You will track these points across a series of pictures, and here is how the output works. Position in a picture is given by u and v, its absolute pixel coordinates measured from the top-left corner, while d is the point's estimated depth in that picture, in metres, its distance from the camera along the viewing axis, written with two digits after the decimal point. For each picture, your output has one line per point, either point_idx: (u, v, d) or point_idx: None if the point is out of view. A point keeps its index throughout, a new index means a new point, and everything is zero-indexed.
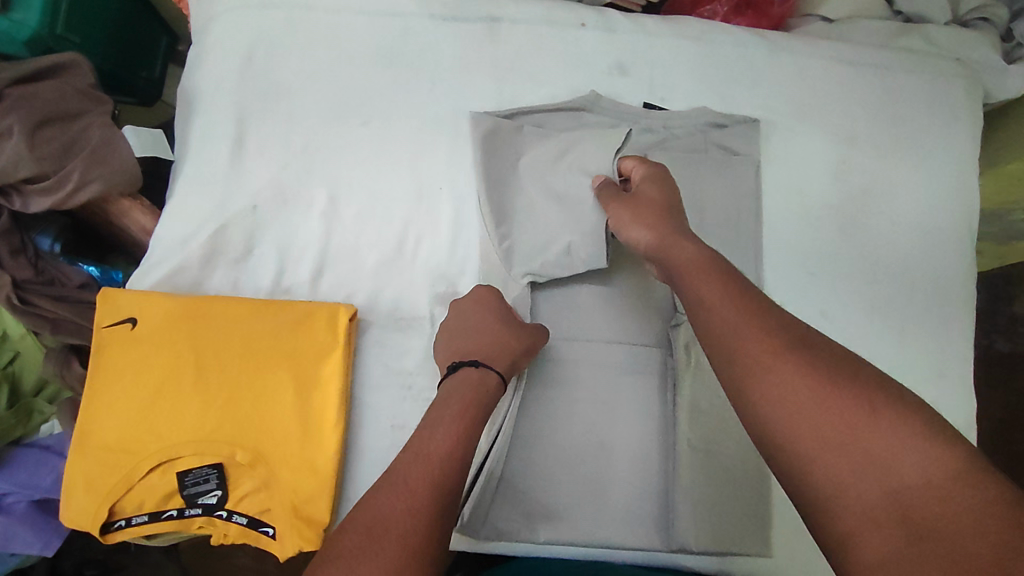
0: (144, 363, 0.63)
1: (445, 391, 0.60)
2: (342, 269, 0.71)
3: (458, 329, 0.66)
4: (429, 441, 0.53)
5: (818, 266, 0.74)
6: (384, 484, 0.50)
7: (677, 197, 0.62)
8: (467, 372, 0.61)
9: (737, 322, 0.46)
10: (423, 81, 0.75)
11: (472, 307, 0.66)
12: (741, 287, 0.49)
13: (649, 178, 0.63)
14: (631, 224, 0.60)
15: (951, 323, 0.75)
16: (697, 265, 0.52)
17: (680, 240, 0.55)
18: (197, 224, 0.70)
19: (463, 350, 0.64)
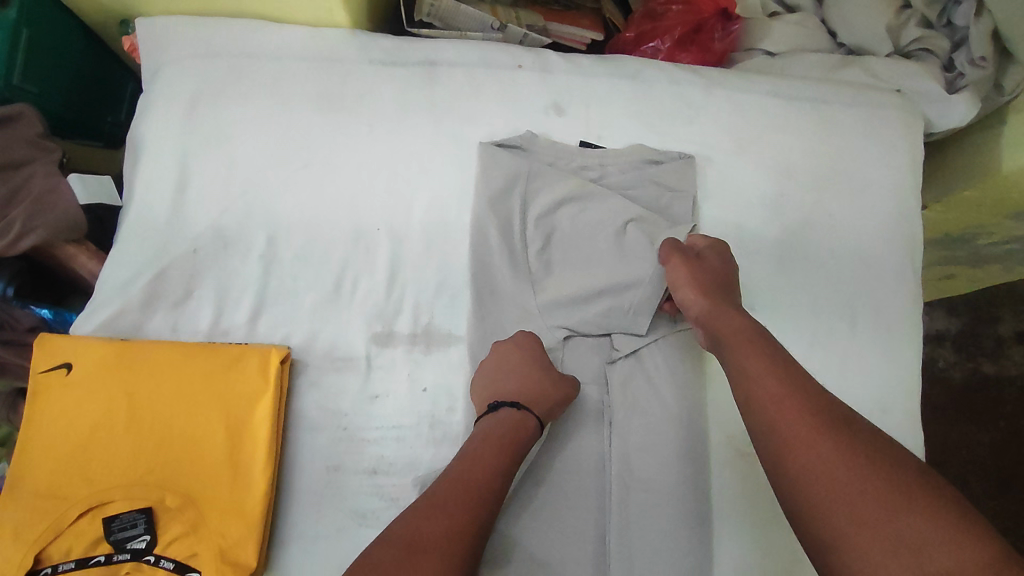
0: (77, 408, 0.64)
1: (488, 430, 0.62)
2: (281, 310, 0.72)
3: (501, 370, 0.66)
4: (469, 471, 0.57)
5: (757, 299, 0.74)
6: (427, 509, 0.53)
7: (733, 276, 0.68)
8: (509, 414, 0.63)
9: (780, 399, 0.51)
10: (363, 124, 0.77)
11: (518, 352, 0.67)
12: (791, 369, 0.54)
13: (713, 251, 0.70)
14: (688, 283, 0.65)
15: (895, 355, 0.74)
16: (745, 339, 0.58)
17: (737, 312, 0.62)
18: (138, 269, 0.71)
19: (504, 391, 0.65)
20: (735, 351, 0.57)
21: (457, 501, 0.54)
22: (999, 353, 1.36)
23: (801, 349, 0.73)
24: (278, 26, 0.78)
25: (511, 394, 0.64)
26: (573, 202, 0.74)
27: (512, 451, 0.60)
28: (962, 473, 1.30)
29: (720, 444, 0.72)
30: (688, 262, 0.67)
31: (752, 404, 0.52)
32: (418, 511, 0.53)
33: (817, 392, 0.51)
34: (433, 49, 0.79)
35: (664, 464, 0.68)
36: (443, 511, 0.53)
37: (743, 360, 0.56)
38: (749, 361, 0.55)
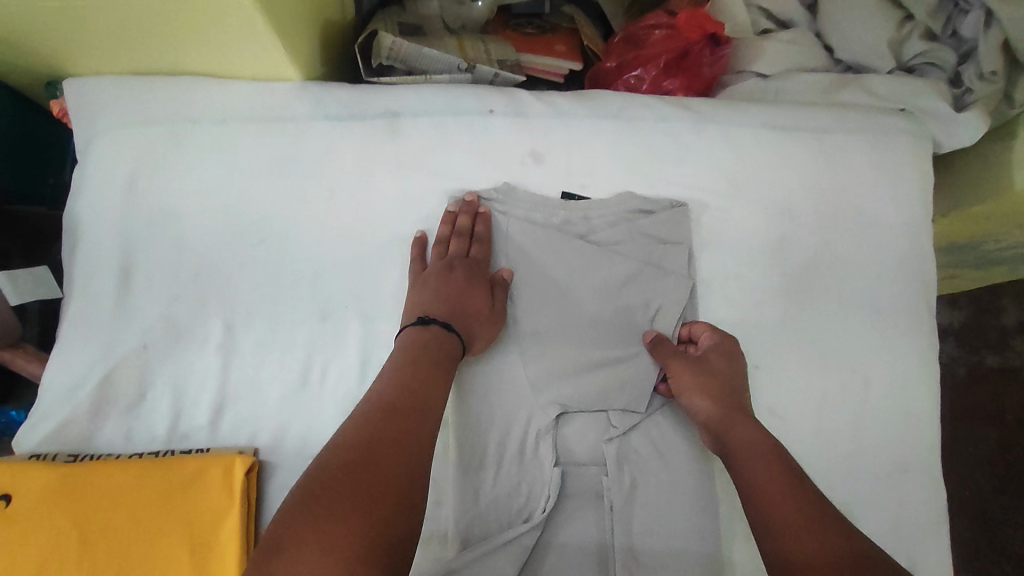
0: (16, 548, 0.56)
1: (414, 341, 0.58)
2: (244, 405, 0.65)
3: (439, 281, 0.64)
4: (410, 378, 0.54)
5: (764, 356, 0.68)
6: (370, 417, 0.50)
7: (739, 375, 0.64)
8: (436, 330, 0.59)
9: (794, 524, 0.49)
10: (322, 189, 0.70)
11: (459, 262, 0.66)
12: (805, 489, 0.52)
13: (716, 339, 0.65)
14: (693, 390, 0.62)
15: (915, 407, 0.68)
16: (753, 453, 0.56)
17: (743, 420, 0.59)
18: (83, 372, 0.65)
19: (439, 304, 0.62)
20: (746, 467, 0.55)
21: (397, 408, 0.51)
22: (1004, 345, 1.30)
23: (815, 410, 0.67)
24: (221, 83, 0.71)
25: (446, 308, 0.62)
26: (559, 261, 0.68)
27: (440, 363, 0.57)
28: (972, 471, 1.26)
29: (738, 519, 0.66)
30: (690, 365, 0.63)
31: (763, 529, 0.51)
32: (367, 422, 0.49)
33: (829, 516, 0.49)
34: (395, 97, 0.72)
35: (674, 550, 0.63)
36: (388, 421, 0.50)
37: (749, 479, 0.54)
38: (761, 480, 0.53)
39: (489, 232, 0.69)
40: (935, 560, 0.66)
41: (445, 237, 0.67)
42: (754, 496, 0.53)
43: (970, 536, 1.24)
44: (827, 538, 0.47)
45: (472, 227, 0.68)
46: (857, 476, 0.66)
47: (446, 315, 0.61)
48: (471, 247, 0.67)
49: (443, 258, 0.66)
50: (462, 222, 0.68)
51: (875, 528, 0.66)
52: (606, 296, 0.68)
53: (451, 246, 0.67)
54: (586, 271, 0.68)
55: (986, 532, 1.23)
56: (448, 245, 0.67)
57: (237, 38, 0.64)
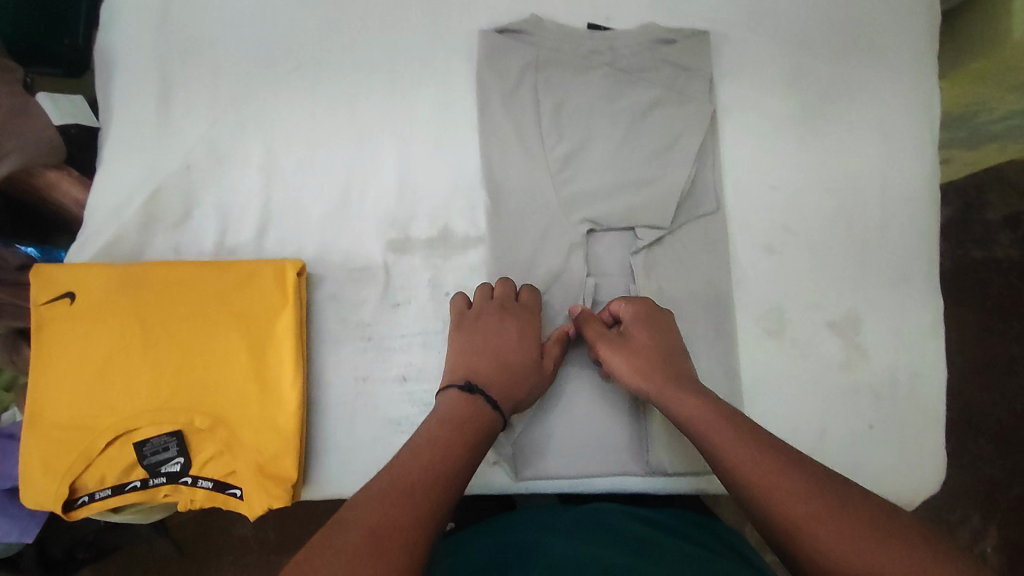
0: (90, 337, 0.61)
1: (452, 411, 0.57)
2: (287, 224, 0.68)
3: (487, 336, 0.63)
4: (428, 457, 0.51)
5: (779, 179, 0.73)
6: (382, 497, 0.47)
7: (669, 336, 0.64)
8: (483, 407, 0.58)
9: (764, 483, 0.49)
10: (353, 20, 0.71)
11: (510, 315, 0.65)
12: (760, 438, 0.53)
13: (633, 307, 0.66)
14: (630, 368, 0.62)
15: (917, 223, 0.73)
16: (713, 420, 0.55)
17: (681, 390, 0.59)
18: (130, 191, 0.67)
19: (489, 361, 0.62)
20: (709, 436, 0.55)
21: (417, 487, 0.49)
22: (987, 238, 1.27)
23: (825, 225, 0.73)
24: None
25: (494, 371, 0.61)
26: (586, 90, 0.71)
27: (479, 437, 0.55)
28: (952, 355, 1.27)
29: (753, 323, 0.71)
30: (618, 346, 0.63)
31: (740, 495, 0.51)
32: (372, 499, 0.47)
33: (782, 455, 0.51)
34: None
35: (694, 346, 0.70)
36: (403, 500, 0.47)
37: (712, 447, 0.54)
38: (726, 445, 0.53)
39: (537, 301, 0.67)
40: (929, 360, 0.72)
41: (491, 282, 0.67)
42: (720, 464, 0.53)
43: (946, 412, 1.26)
44: (806, 490, 0.48)
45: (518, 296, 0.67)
46: (861, 285, 0.72)
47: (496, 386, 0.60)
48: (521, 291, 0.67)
49: (490, 299, 0.66)
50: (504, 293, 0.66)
51: (875, 331, 0.72)
52: (633, 121, 0.71)
53: (498, 288, 0.66)
54: (612, 98, 0.71)
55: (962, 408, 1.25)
56: (495, 287, 0.66)
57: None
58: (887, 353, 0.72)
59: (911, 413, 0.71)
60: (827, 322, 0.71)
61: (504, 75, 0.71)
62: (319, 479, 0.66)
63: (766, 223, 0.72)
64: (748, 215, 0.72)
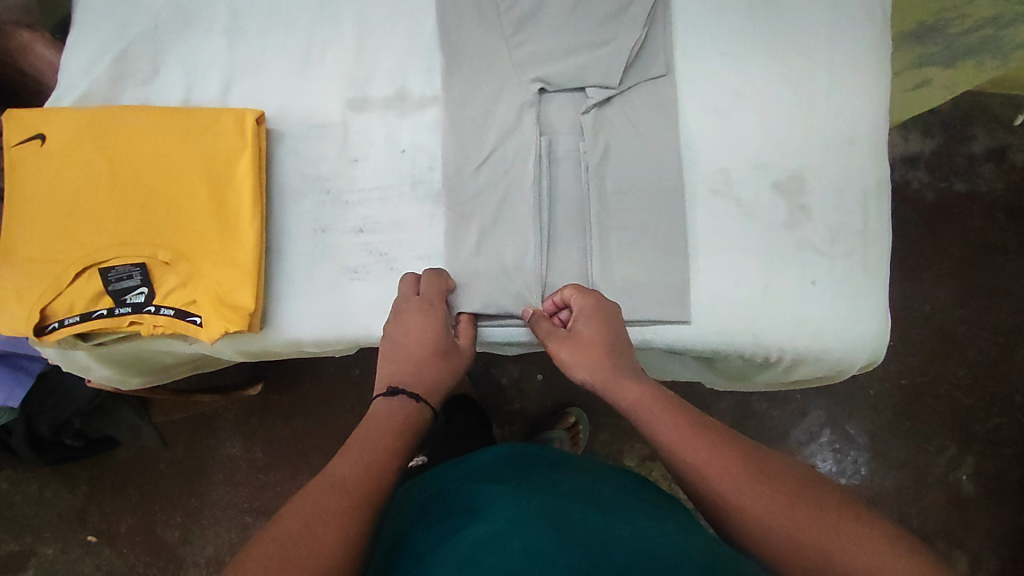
0: (59, 175, 0.64)
1: (381, 414, 0.57)
2: (250, 83, 0.71)
3: (390, 340, 0.62)
4: (369, 455, 0.51)
5: (729, 46, 0.75)
6: (324, 493, 0.47)
7: (611, 321, 0.63)
8: (406, 402, 0.58)
9: (695, 456, 0.51)
10: None
11: (410, 312, 0.63)
12: (688, 417, 0.55)
13: (587, 304, 0.63)
14: (573, 359, 0.61)
15: (864, 88, 0.75)
16: (650, 405, 0.56)
17: (622, 379, 0.58)
18: (99, 49, 0.70)
19: (407, 365, 0.61)
20: (651, 415, 0.55)
21: (359, 482, 0.49)
22: (971, 172, 1.29)
23: (772, 89, 0.74)
24: None
25: (400, 364, 0.61)
26: None
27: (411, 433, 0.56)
28: (929, 284, 1.27)
29: (701, 184, 0.73)
30: (563, 334, 0.63)
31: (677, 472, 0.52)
32: (313, 490, 0.47)
33: (710, 431, 0.53)
34: None
35: (642, 205, 0.72)
36: (345, 491, 0.48)
37: (653, 429, 0.55)
38: (669, 429, 0.54)
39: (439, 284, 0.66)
40: (873, 222, 0.74)
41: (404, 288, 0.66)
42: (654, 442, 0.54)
43: (920, 340, 1.25)
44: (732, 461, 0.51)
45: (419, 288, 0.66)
46: (807, 150, 0.74)
47: (420, 385, 0.60)
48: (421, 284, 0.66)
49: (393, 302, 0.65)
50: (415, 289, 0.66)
51: (819, 193, 0.74)
52: None
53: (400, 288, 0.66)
54: None
55: (933, 334, 1.25)
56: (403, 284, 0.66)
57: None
58: (831, 214, 0.74)
59: (854, 271, 0.73)
60: (773, 182, 0.74)
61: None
62: (278, 321, 0.69)
63: (714, 89, 0.74)
64: (698, 79, 0.74)
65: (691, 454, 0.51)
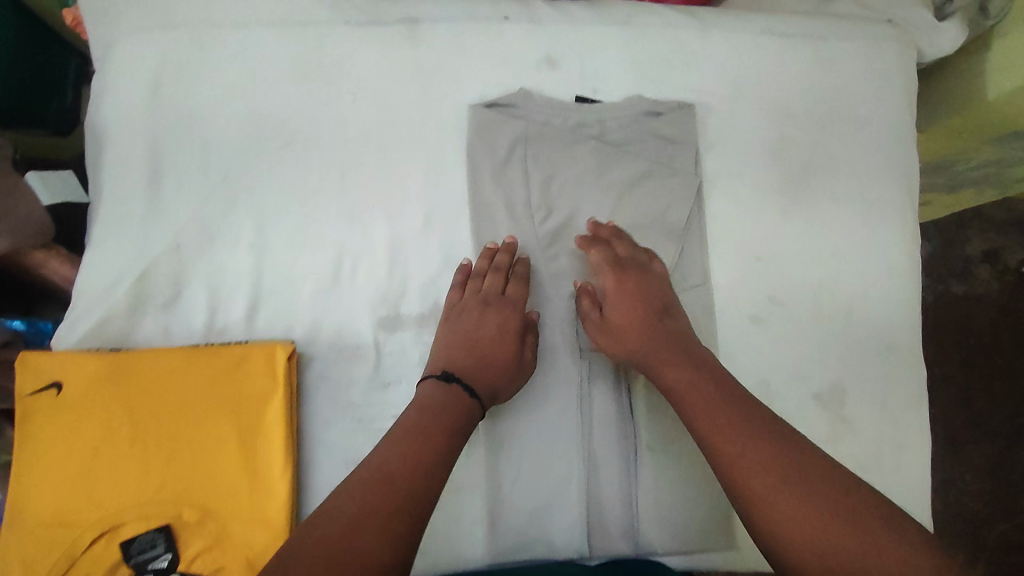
0: (75, 428, 0.59)
1: (429, 398, 0.58)
2: (277, 301, 0.67)
3: (467, 330, 0.64)
4: (412, 442, 0.53)
5: (765, 250, 0.74)
6: (365, 484, 0.49)
7: (667, 296, 0.67)
8: (456, 390, 0.59)
9: (714, 412, 0.55)
10: (344, 94, 0.70)
11: (495, 316, 0.65)
12: (727, 391, 0.57)
13: (615, 300, 0.66)
14: (625, 311, 0.65)
15: (897, 294, 0.74)
16: (691, 381, 0.58)
17: (676, 355, 0.61)
18: (117, 271, 0.65)
19: (467, 353, 0.63)
20: (685, 397, 0.57)
21: (396, 472, 0.51)
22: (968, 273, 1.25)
23: (810, 296, 0.73)
24: None
25: (468, 362, 0.62)
26: (576, 164, 0.72)
27: (456, 420, 0.57)
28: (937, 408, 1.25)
29: None
30: (620, 287, 0.66)
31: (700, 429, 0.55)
32: (352, 484, 0.50)
33: (737, 402, 0.55)
34: (408, 4, 0.73)
35: None
36: (383, 491, 0.49)
37: (682, 398, 0.58)
38: (703, 415, 0.55)
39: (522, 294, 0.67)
40: (913, 431, 0.73)
41: (483, 262, 0.68)
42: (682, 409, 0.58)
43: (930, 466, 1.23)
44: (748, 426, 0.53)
45: (511, 266, 0.68)
46: (847, 357, 0.73)
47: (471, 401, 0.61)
48: (508, 285, 0.67)
49: (476, 293, 0.66)
50: (501, 259, 0.68)
51: (858, 403, 0.72)
52: (621, 188, 0.71)
53: (486, 281, 0.67)
54: (601, 171, 0.72)
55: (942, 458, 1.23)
56: (484, 280, 0.67)
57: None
58: (872, 425, 0.72)
59: (899, 484, 0.71)
60: (813, 393, 0.72)
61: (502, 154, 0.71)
62: None
63: (752, 295, 0.73)
64: (736, 287, 0.73)
65: (714, 425, 0.54)
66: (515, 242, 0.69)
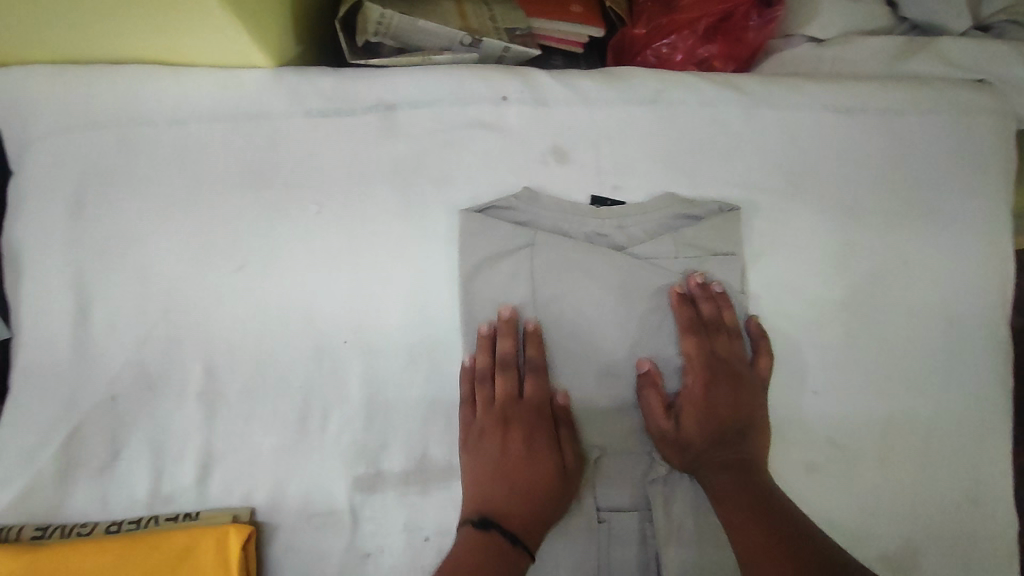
0: None
1: (477, 529, 0.52)
2: (234, 460, 0.56)
3: (503, 451, 0.55)
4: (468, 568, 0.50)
5: (820, 381, 0.61)
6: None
7: (756, 397, 0.58)
8: (501, 513, 0.53)
9: (745, 510, 0.51)
10: (307, 203, 0.59)
11: (539, 443, 0.55)
12: (762, 492, 0.53)
13: (698, 378, 0.58)
14: (700, 392, 0.57)
15: (981, 430, 0.61)
16: (727, 469, 0.54)
17: (735, 454, 0.55)
18: (41, 433, 0.55)
19: (503, 461, 0.55)
20: (723, 494, 0.53)
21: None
22: None
23: (875, 437, 0.61)
24: (178, 73, 0.58)
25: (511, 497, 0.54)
26: (593, 281, 0.59)
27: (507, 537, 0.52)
28: None
29: None
30: (704, 361, 0.58)
31: (733, 522, 0.52)
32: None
33: (769, 505, 0.52)
34: (386, 85, 0.60)
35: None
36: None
37: (718, 490, 0.54)
38: (731, 512, 0.52)
39: (541, 355, 0.58)
40: None
41: (490, 335, 0.58)
42: (719, 504, 0.53)
43: None
44: (774, 531, 0.49)
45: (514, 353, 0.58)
46: (919, 512, 0.60)
47: (512, 502, 0.54)
48: (534, 403, 0.57)
49: (491, 406, 0.57)
50: (502, 349, 0.57)
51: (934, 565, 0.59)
52: (645, 310, 0.59)
53: (493, 371, 0.57)
54: (624, 292, 0.59)
55: None
56: (495, 384, 0.57)
57: (210, 31, 0.52)
58: None
59: None
60: (880, 555, 0.59)
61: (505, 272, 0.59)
62: None
63: (805, 436, 0.60)
64: (786, 428, 0.60)
65: (744, 524, 0.51)
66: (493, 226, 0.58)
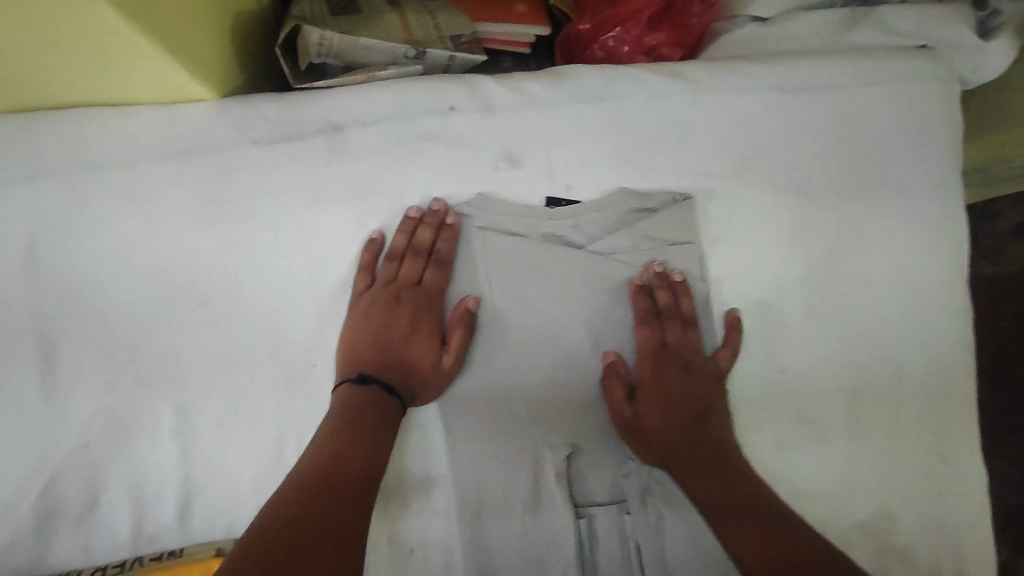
0: None
1: (346, 402, 0.52)
2: (213, 492, 0.56)
3: (390, 320, 0.58)
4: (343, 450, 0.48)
5: (786, 359, 0.62)
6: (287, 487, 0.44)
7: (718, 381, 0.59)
8: (373, 390, 0.53)
9: (716, 491, 0.52)
10: (262, 229, 0.59)
11: (422, 335, 0.58)
12: (734, 473, 0.53)
13: (660, 365, 0.59)
14: (662, 379, 0.58)
15: (946, 392, 0.63)
16: (696, 451, 0.55)
17: (705, 437, 0.56)
18: (15, 487, 0.55)
19: (371, 346, 0.57)
20: (694, 476, 0.54)
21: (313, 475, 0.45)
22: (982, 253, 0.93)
23: (845, 408, 0.61)
24: (119, 114, 0.57)
25: (376, 355, 0.56)
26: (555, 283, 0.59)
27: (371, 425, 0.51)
28: None
29: None
30: (666, 350, 0.59)
31: (705, 502, 0.52)
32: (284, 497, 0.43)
33: (740, 485, 0.52)
34: (330, 106, 0.59)
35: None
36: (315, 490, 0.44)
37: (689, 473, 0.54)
38: (703, 493, 0.52)
39: (453, 251, 0.60)
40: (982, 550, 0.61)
41: (409, 231, 0.60)
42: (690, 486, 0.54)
43: None
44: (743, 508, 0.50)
45: (432, 242, 0.60)
46: (891, 476, 0.61)
47: (375, 358, 0.56)
48: (426, 270, 0.60)
49: (392, 282, 0.59)
50: (422, 236, 0.59)
51: (913, 528, 0.60)
52: (607, 304, 0.60)
53: (403, 267, 0.59)
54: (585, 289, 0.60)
55: None
56: (401, 263, 0.60)
57: (141, 69, 0.51)
58: (935, 552, 0.60)
59: None
60: (858, 523, 0.60)
61: (466, 282, 0.60)
62: None
63: (776, 415, 0.61)
64: (757, 409, 0.61)
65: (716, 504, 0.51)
66: (445, 209, 0.60)
